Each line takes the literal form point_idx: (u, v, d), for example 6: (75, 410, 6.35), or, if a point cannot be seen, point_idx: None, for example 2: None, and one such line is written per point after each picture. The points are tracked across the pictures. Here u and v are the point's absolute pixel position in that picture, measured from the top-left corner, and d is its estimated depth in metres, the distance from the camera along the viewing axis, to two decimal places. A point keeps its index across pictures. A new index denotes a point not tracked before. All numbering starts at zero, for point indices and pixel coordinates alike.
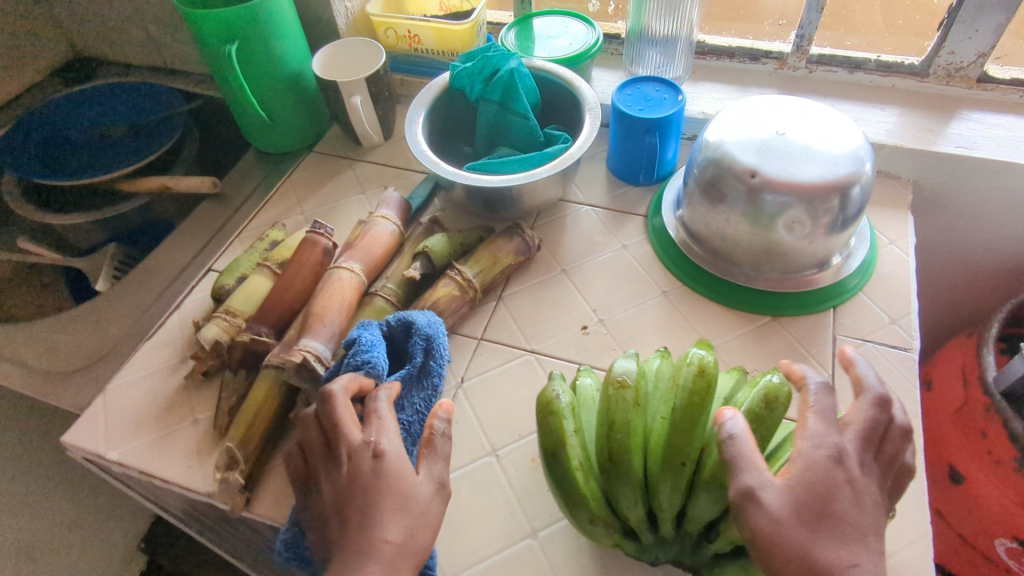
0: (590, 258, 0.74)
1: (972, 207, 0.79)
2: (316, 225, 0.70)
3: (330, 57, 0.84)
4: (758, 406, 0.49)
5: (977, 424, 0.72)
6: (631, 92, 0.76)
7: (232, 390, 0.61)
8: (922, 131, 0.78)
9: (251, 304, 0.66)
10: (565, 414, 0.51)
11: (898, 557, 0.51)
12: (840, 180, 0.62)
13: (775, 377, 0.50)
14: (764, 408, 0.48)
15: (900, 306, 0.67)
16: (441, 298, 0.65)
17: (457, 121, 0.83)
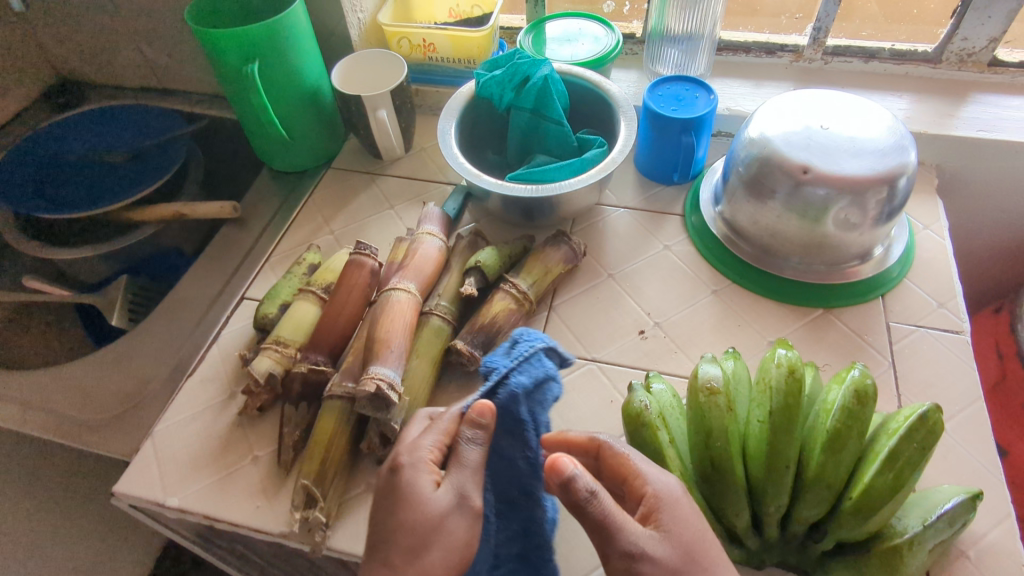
0: (635, 261, 0.74)
1: (991, 188, 0.82)
2: (360, 245, 0.67)
3: (348, 70, 0.82)
4: (851, 402, 0.49)
5: (1019, 399, 0.74)
6: (662, 93, 0.76)
7: (295, 424, 0.59)
8: (943, 117, 0.80)
9: (301, 333, 0.64)
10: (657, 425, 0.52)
11: (987, 538, 0.52)
12: (889, 172, 0.63)
13: (857, 372, 0.51)
14: (856, 404, 0.49)
15: (945, 289, 0.69)
16: (499, 313, 0.64)
17: (483, 130, 0.82)
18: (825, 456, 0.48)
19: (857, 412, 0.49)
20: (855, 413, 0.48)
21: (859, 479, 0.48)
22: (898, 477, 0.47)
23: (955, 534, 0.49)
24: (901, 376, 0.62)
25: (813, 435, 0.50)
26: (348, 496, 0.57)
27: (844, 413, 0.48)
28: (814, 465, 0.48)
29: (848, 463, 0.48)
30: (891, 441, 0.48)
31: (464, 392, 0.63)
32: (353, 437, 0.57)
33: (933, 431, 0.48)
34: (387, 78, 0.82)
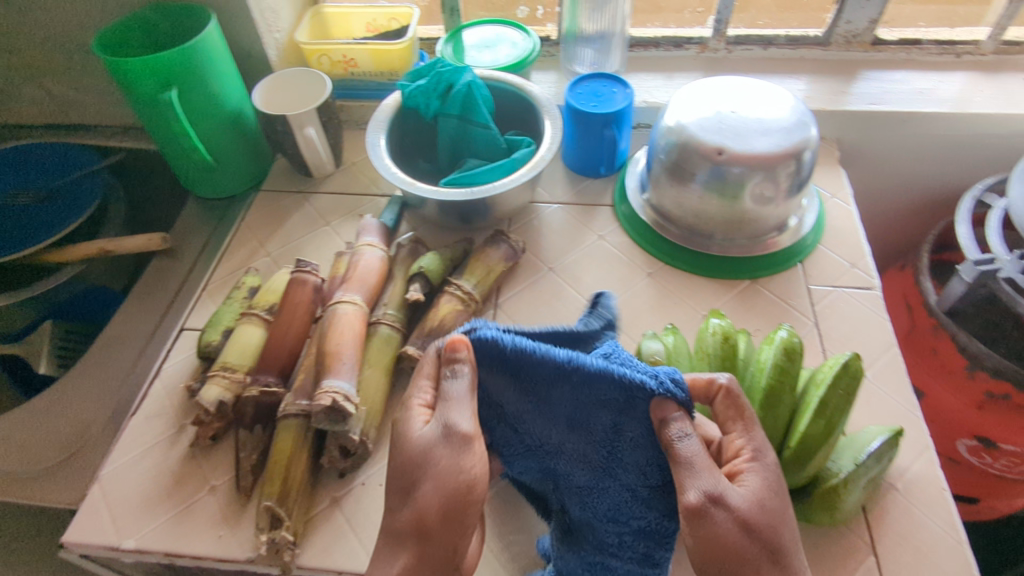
0: (572, 253, 0.77)
1: (886, 155, 0.89)
2: (300, 263, 0.67)
3: (269, 91, 0.81)
4: (782, 360, 0.53)
5: (928, 343, 0.80)
6: (581, 90, 0.80)
7: (251, 447, 0.58)
8: (837, 94, 0.87)
9: (248, 357, 0.63)
10: None
11: (911, 470, 0.57)
12: (794, 147, 0.68)
13: (785, 332, 0.55)
14: (786, 361, 0.53)
15: (855, 251, 0.75)
16: (447, 316, 0.65)
17: (412, 139, 0.83)
18: (764, 411, 0.52)
19: (786, 368, 0.53)
20: (786, 369, 0.53)
21: (795, 430, 0.52)
22: (829, 424, 0.51)
23: (883, 470, 0.53)
24: (824, 333, 0.67)
25: (751, 394, 0.54)
26: (313, 513, 0.56)
27: (776, 371, 0.53)
28: (753, 421, 0.52)
29: (784, 415, 0.52)
30: (821, 391, 0.52)
31: None
32: (312, 453, 0.57)
33: (854, 377, 0.52)
34: (310, 96, 0.82)
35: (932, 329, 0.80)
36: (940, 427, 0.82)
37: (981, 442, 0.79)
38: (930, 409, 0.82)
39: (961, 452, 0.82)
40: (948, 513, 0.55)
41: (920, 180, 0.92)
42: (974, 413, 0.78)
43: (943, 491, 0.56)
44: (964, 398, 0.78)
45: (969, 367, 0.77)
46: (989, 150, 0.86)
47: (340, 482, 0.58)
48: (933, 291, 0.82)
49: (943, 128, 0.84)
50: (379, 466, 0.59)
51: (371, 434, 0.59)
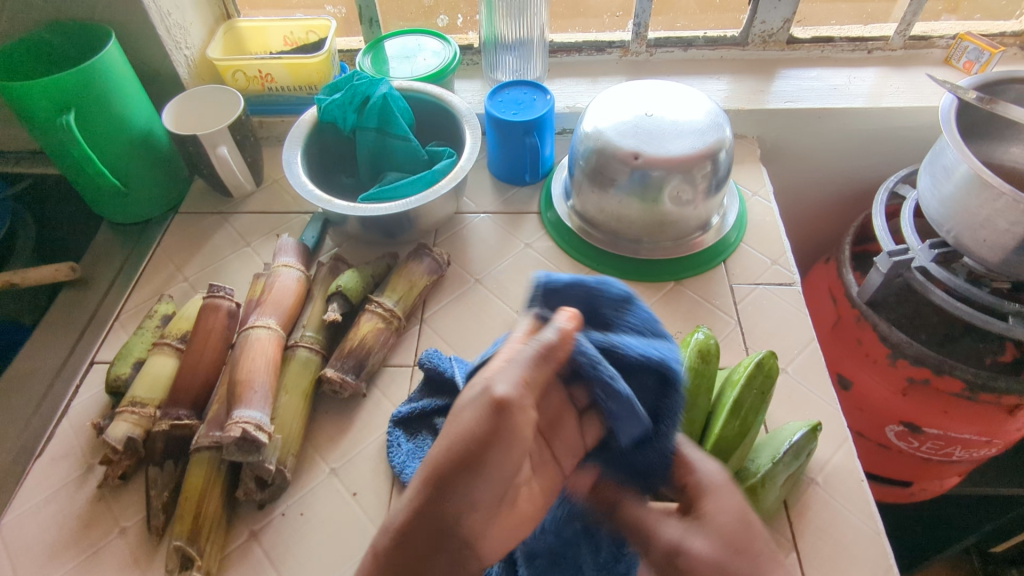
0: (499, 263, 0.76)
1: (806, 151, 0.91)
2: (213, 288, 0.65)
3: (181, 110, 0.78)
4: (696, 362, 0.53)
5: (853, 334, 0.83)
6: (502, 99, 0.79)
7: (161, 485, 0.56)
8: (756, 93, 0.88)
9: (159, 389, 0.60)
10: None
11: (831, 464, 0.58)
12: (709, 148, 0.69)
13: (701, 333, 0.55)
14: (700, 363, 0.53)
15: (776, 248, 0.76)
16: (367, 334, 0.63)
17: (333, 154, 0.81)
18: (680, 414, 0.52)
19: (700, 369, 0.53)
20: (700, 371, 0.53)
21: (711, 432, 0.52)
22: (743, 423, 0.52)
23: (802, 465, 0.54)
24: (746, 331, 0.68)
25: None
26: (231, 548, 0.54)
27: (691, 373, 0.53)
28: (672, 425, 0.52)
29: (699, 417, 0.53)
30: (735, 391, 0.52)
31: (342, 419, 0.62)
32: (227, 487, 0.55)
33: (768, 375, 0.53)
34: (223, 113, 0.79)
35: (856, 320, 0.82)
36: (869, 415, 0.84)
37: (907, 428, 0.82)
38: (858, 397, 0.84)
39: (890, 438, 0.85)
40: (865, 504, 0.56)
41: (841, 173, 0.95)
42: (898, 399, 0.80)
43: (860, 482, 0.57)
44: (888, 385, 0.80)
45: (891, 355, 0.79)
46: (902, 142, 0.89)
47: (259, 514, 0.56)
48: (854, 282, 0.84)
49: (858, 123, 0.87)
50: (299, 494, 0.58)
51: (289, 462, 0.57)
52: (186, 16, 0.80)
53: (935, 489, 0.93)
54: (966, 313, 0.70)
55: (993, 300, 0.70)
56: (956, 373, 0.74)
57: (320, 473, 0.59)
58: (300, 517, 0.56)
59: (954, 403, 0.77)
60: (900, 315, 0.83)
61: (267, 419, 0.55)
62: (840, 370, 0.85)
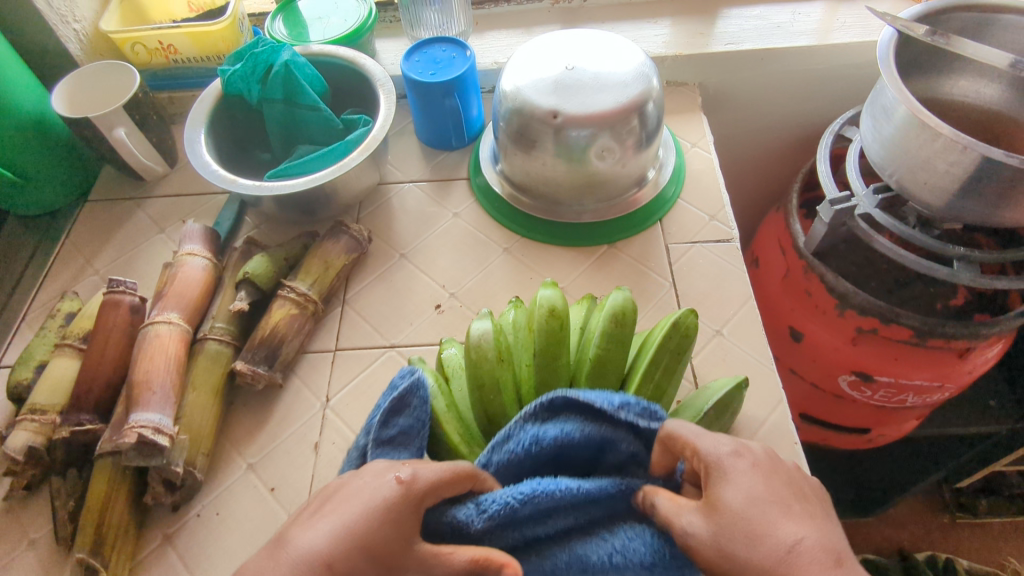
0: (424, 236, 0.72)
1: (751, 96, 0.87)
2: (112, 282, 0.61)
3: (73, 91, 0.73)
4: (610, 325, 0.46)
5: (802, 285, 0.80)
6: (419, 58, 0.74)
7: (66, 494, 0.53)
8: (695, 36, 0.82)
9: (60, 394, 0.57)
10: (437, 392, 0.47)
11: (766, 426, 0.56)
12: (633, 101, 0.64)
13: (617, 296, 0.48)
14: (616, 326, 0.46)
15: (715, 203, 0.73)
16: (280, 322, 0.60)
17: (245, 129, 0.76)
18: (591, 383, 0.46)
19: (616, 334, 0.46)
20: (616, 337, 0.46)
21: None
22: (658, 392, 0.46)
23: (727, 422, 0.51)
24: (681, 293, 0.65)
25: (581, 364, 0.48)
26: (142, 554, 0.53)
27: (604, 339, 0.46)
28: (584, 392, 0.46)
29: (613, 384, 0.46)
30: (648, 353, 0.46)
31: (259, 412, 0.59)
32: (135, 492, 0.53)
33: (687, 335, 0.46)
34: (120, 90, 0.73)
35: (804, 271, 0.79)
36: (822, 366, 0.82)
37: (860, 377, 0.79)
38: (809, 349, 0.82)
39: (844, 388, 0.83)
40: (800, 469, 0.54)
41: (789, 117, 0.90)
42: (849, 349, 0.78)
43: (794, 444, 0.55)
44: (839, 335, 0.78)
45: (839, 306, 0.77)
46: (850, 81, 0.85)
47: (173, 517, 0.54)
48: (801, 232, 0.81)
49: (804, 63, 0.82)
50: (215, 493, 0.55)
51: (200, 462, 0.54)
52: None
53: (893, 434, 0.92)
54: (910, 259, 0.68)
55: (937, 245, 0.67)
56: (904, 321, 0.72)
57: (238, 469, 0.56)
58: (215, 517, 0.54)
59: (903, 350, 0.74)
60: (849, 263, 0.80)
61: (170, 421, 0.53)
62: (791, 322, 0.83)
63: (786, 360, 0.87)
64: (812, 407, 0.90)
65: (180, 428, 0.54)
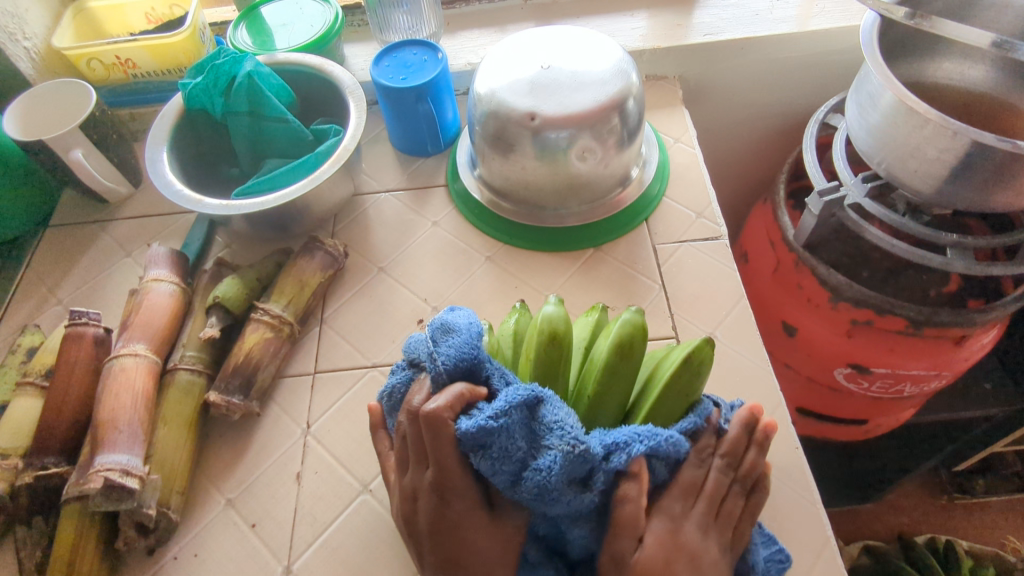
0: (402, 248, 0.70)
1: (733, 87, 0.85)
2: (74, 314, 0.57)
3: (27, 112, 0.69)
4: (613, 357, 0.42)
5: (793, 278, 0.78)
6: (389, 63, 0.71)
7: (32, 544, 0.50)
8: (673, 28, 0.80)
9: (23, 437, 0.54)
10: None
11: None
12: (613, 99, 0.62)
13: (626, 319, 0.43)
14: (618, 358, 0.42)
15: (701, 199, 0.71)
16: (253, 348, 0.57)
17: (211, 144, 0.73)
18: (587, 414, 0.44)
19: (618, 367, 0.42)
20: (616, 368, 0.42)
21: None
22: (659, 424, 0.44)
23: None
24: (671, 295, 0.63)
25: (580, 391, 0.45)
26: None
27: (605, 371, 0.43)
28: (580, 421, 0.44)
29: (613, 415, 0.44)
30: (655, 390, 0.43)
31: (236, 443, 0.56)
32: (105, 537, 0.50)
33: (700, 368, 0.42)
34: (76, 109, 0.70)
35: (794, 264, 0.78)
36: (817, 360, 0.81)
37: (856, 370, 0.78)
38: (803, 342, 0.80)
39: (839, 381, 0.81)
40: (802, 475, 0.52)
41: (772, 106, 0.88)
42: (844, 342, 0.76)
43: (795, 449, 0.53)
44: (832, 328, 0.76)
45: (832, 298, 0.75)
46: (831, 68, 0.83)
47: (147, 562, 0.51)
48: (790, 224, 0.79)
49: (785, 51, 0.80)
50: (192, 533, 0.52)
51: (174, 502, 0.51)
52: (17, 1, 0.71)
53: (891, 424, 0.91)
54: (902, 250, 0.66)
55: (929, 233, 0.65)
56: (900, 312, 0.70)
57: (216, 506, 0.53)
58: (194, 559, 0.51)
59: (899, 340, 0.73)
60: (839, 253, 0.79)
61: (138, 460, 0.50)
62: (784, 317, 0.81)
63: (780, 355, 0.85)
64: (808, 401, 0.88)
65: (151, 466, 0.51)
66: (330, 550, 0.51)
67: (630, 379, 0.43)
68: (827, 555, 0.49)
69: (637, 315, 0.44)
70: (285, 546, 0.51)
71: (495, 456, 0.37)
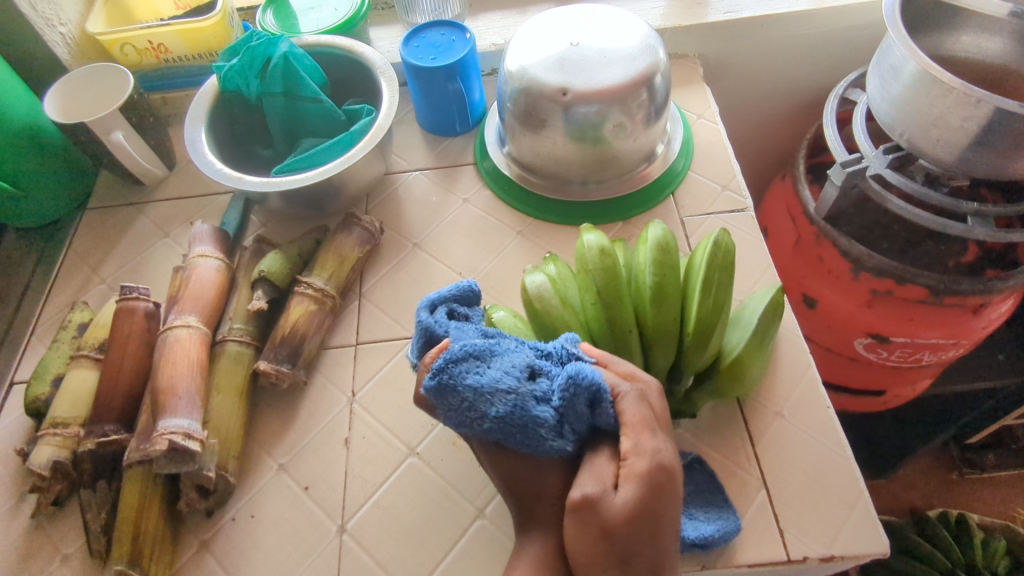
0: (435, 224, 0.71)
1: (751, 64, 0.86)
2: (125, 289, 0.59)
3: (66, 96, 0.71)
4: (657, 253, 0.48)
5: (814, 251, 0.80)
6: (418, 43, 0.73)
7: (97, 507, 0.52)
8: (692, 6, 0.82)
9: (81, 406, 0.56)
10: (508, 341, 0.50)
11: (798, 392, 0.56)
12: (642, 74, 0.64)
13: (656, 228, 0.50)
14: (661, 253, 0.48)
15: (726, 173, 0.72)
16: (299, 319, 0.59)
17: (245, 126, 0.74)
18: (656, 309, 0.48)
19: (664, 259, 0.48)
20: (664, 262, 0.48)
21: (690, 329, 0.49)
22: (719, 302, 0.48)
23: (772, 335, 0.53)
24: None
25: (640, 293, 0.50)
26: (179, 562, 0.52)
27: (655, 266, 0.48)
28: (651, 318, 0.48)
29: (676, 310, 0.48)
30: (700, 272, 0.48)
31: (284, 411, 0.59)
32: (167, 498, 0.52)
33: (729, 250, 0.49)
34: (115, 95, 0.72)
35: (815, 237, 0.79)
36: (837, 330, 0.82)
37: (876, 339, 0.80)
38: (824, 313, 0.82)
39: (859, 350, 0.83)
40: (834, 432, 0.54)
41: (790, 83, 0.90)
42: (864, 311, 0.78)
43: (826, 409, 0.55)
44: (853, 298, 0.78)
45: (853, 269, 0.77)
46: (849, 44, 0.84)
47: (207, 523, 0.53)
48: (811, 197, 0.81)
49: (804, 27, 0.81)
50: (248, 496, 0.54)
51: (231, 466, 0.54)
52: None
53: (908, 394, 0.93)
54: (925, 218, 0.68)
55: (950, 201, 0.67)
56: (920, 280, 0.72)
57: (269, 470, 0.56)
58: (251, 519, 0.53)
59: (918, 309, 0.75)
60: (859, 226, 0.80)
61: (198, 425, 0.52)
62: (804, 289, 0.83)
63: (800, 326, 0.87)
64: (827, 371, 0.90)
65: (208, 431, 0.53)
66: (382, 510, 0.53)
67: (678, 275, 0.49)
68: (861, 507, 0.51)
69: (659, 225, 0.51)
70: (338, 506, 0.54)
71: (472, 386, 0.40)
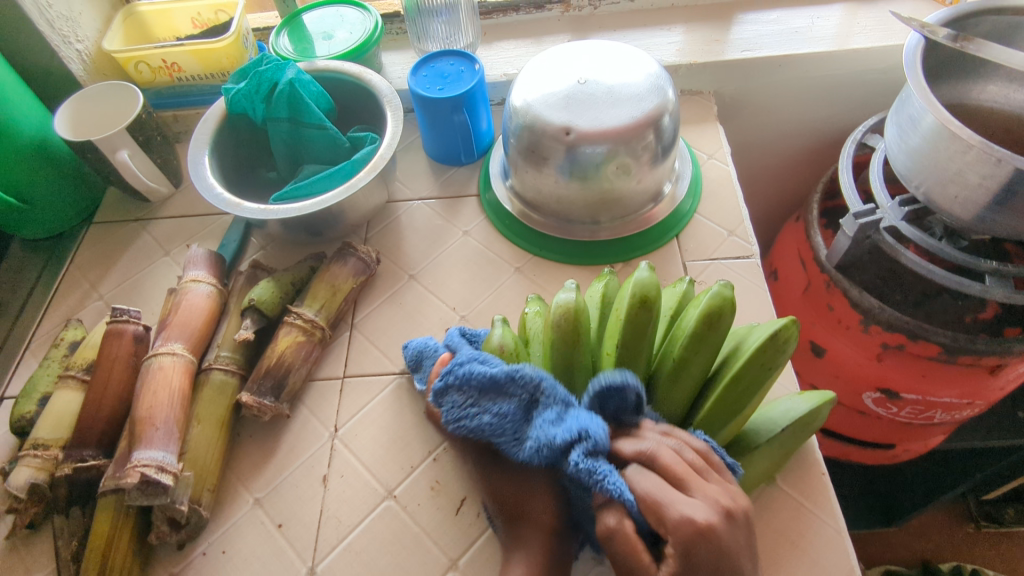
0: (433, 256, 0.70)
1: (768, 104, 0.84)
2: (115, 311, 0.59)
3: (77, 114, 0.72)
4: (701, 325, 0.44)
5: (824, 300, 0.77)
6: (426, 72, 0.72)
7: (69, 534, 0.52)
8: (710, 43, 0.80)
9: (63, 428, 0.56)
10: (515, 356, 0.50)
11: (794, 457, 0.54)
12: (649, 115, 0.62)
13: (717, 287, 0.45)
14: (707, 327, 0.44)
15: (734, 217, 0.70)
16: (286, 350, 0.58)
17: (250, 148, 0.74)
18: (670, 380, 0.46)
19: (706, 335, 0.44)
20: (702, 336, 0.44)
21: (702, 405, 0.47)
22: (742, 396, 0.45)
23: (802, 439, 0.51)
24: None
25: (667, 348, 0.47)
26: None
27: (694, 337, 0.44)
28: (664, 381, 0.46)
29: (694, 381, 0.46)
30: (740, 364, 0.44)
31: (265, 443, 0.58)
32: (138, 529, 0.51)
33: (783, 348, 0.43)
34: (124, 113, 0.73)
35: (826, 285, 0.77)
36: (845, 381, 0.79)
37: (886, 395, 0.76)
38: (833, 364, 0.79)
39: (868, 404, 0.80)
40: (827, 500, 0.52)
41: (809, 123, 0.87)
42: (874, 365, 0.75)
43: (821, 475, 0.53)
44: (863, 351, 0.75)
45: (864, 321, 0.74)
46: (871, 87, 0.82)
47: (178, 556, 0.52)
48: (824, 244, 0.79)
49: (825, 68, 0.79)
50: (221, 531, 0.54)
51: (205, 499, 0.53)
52: (72, 5, 0.73)
53: (920, 450, 0.89)
54: (941, 275, 0.65)
55: (968, 259, 0.64)
56: (933, 338, 0.69)
57: (244, 504, 0.55)
58: (221, 555, 0.52)
59: (931, 367, 0.71)
60: (873, 275, 0.77)
61: (173, 458, 0.51)
62: (813, 337, 0.80)
63: (807, 375, 0.84)
64: (834, 422, 0.87)
65: (185, 463, 0.52)
66: (353, 554, 0.52)
67: (716, 346, 0.45)
68: None
69: (726, 287, 0.44)
70: (309, 547, 0.52)
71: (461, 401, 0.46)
